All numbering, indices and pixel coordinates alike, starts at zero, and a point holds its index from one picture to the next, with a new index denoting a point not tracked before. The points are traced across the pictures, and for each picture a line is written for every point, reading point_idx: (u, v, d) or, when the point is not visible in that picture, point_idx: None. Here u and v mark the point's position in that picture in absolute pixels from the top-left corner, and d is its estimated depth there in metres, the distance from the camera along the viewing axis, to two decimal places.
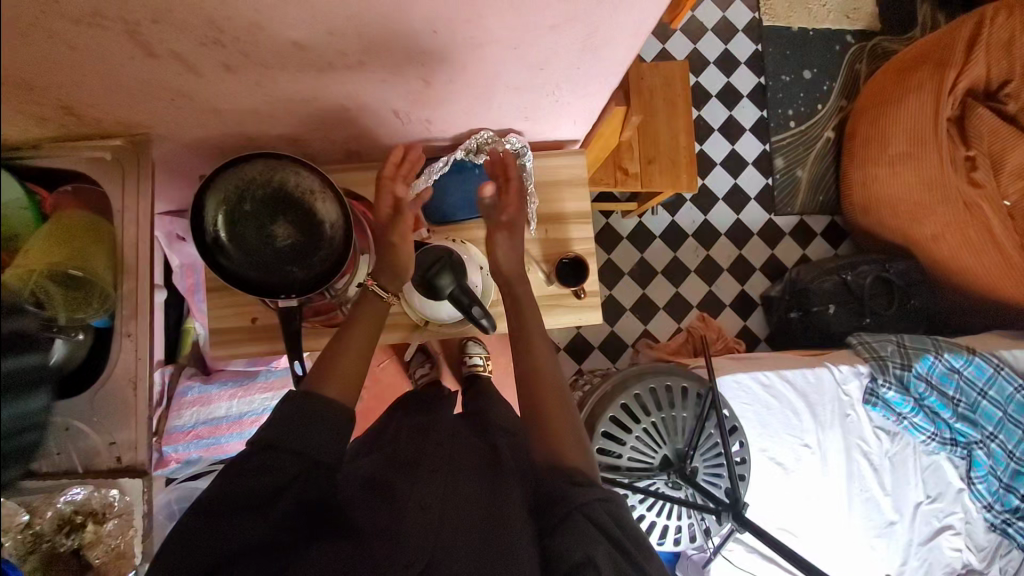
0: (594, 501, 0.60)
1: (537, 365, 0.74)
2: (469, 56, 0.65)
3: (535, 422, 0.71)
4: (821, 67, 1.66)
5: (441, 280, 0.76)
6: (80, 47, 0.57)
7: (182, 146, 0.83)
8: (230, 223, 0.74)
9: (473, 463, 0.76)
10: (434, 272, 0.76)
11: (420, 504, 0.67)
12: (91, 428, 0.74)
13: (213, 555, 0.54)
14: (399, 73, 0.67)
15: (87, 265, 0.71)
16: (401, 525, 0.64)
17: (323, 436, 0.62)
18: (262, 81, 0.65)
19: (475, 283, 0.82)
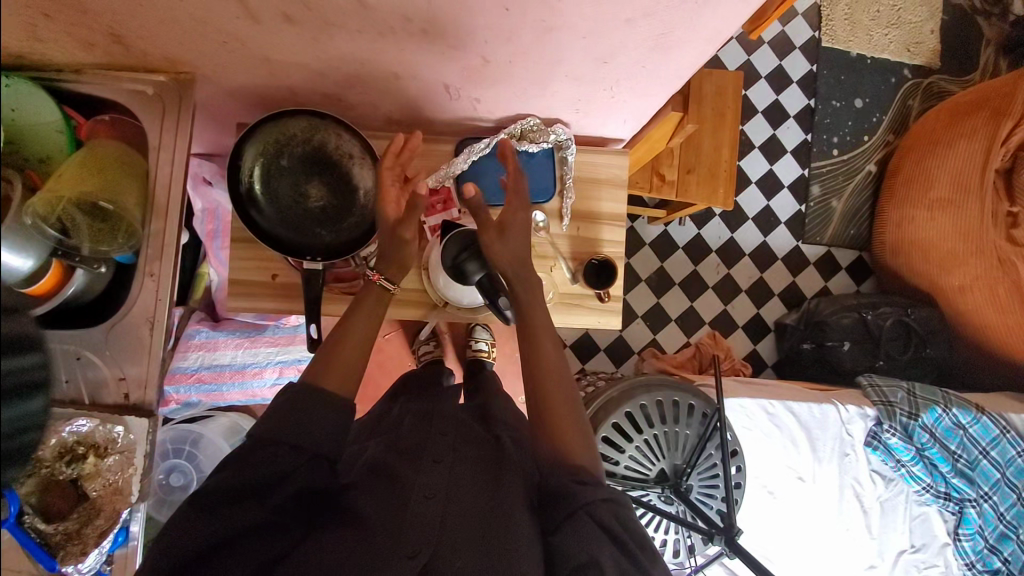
0: (600, 500, 0.60)
1: (549, 377, 0.69)
2: (536, 39, 0.63)
3: (544, 432, 0.67)
4: (874, 97, 1.61)
5: (469, 266, 0.78)
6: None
7: (225, 91, 0.81)
8: (266, 177, 0.73)
9: (476, 455, 0.76)
10: (464, 258, 0.78)
11: (428, 493, 0.68)
12: (102, 360, 0.75)
13: (229, 525, 0.56)
14: (459, 48, 0.65)
15: (118, 198, 0.70)
16: (405, 511, 0.66)
17: (323, 429, 0.63)
18: (319, 36, 0.63)
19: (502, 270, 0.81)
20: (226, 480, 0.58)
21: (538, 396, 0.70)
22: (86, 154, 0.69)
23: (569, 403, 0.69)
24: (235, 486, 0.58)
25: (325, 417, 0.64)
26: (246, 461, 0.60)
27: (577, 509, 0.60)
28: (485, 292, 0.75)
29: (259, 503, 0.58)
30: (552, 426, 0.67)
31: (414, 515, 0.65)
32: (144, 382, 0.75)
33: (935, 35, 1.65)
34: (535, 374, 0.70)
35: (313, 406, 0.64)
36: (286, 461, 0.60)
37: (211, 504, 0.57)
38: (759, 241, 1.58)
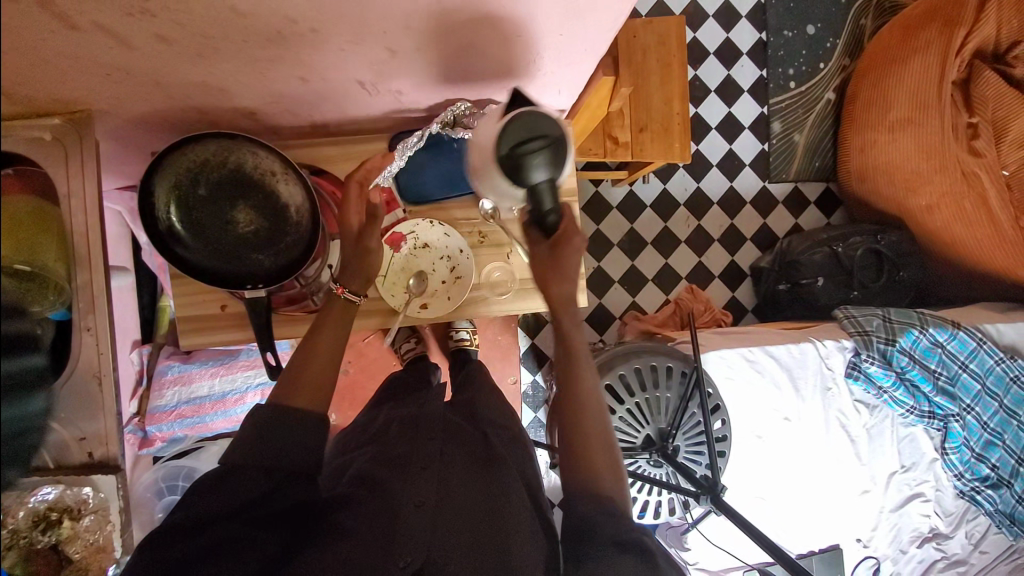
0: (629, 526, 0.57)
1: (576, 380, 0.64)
2: (436, 23, 0.58)
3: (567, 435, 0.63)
4: (826, 21, 1.55)
5: (536, 167, 0.53)
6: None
7: (130, 123, 0.76)
8: (185, 209, 0.69)
9: (460, 456, 0.76)
10: (533, 147, 0.53)
11: (416, 502, 0.67)
12: (55, 424, 0.72)
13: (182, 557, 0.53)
14: (359, 42, 0.60)
15: (36, 258, 0.66)
16: (393, 522, 0.65)
17: (297, 448, 0.60)
18: (204, 53, 0.59)
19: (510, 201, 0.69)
20: (196, 514, 0.54)
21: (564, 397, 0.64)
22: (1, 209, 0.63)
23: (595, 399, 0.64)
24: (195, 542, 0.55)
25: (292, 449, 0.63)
26: None
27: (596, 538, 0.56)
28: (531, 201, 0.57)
29: None
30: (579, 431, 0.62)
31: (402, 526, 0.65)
32: (105, 440, 0.73)
33: None
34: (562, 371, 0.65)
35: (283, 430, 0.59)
36: None
37: (177, 547, 0.54)
38: (726, 187, 1.55)
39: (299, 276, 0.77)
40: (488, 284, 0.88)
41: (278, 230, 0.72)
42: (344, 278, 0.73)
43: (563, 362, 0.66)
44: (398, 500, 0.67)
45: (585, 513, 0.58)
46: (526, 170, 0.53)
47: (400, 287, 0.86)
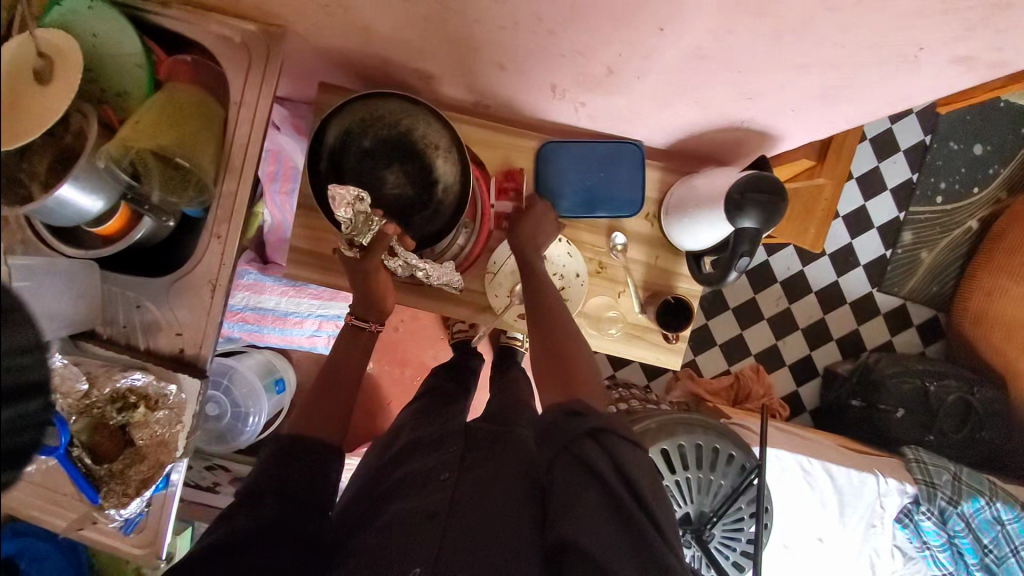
0: (586, 436, 0.57)
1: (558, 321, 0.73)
2: (674, 63, 0.54)
3: (552, 368, 0.69)
4: (997, 146, 1.43)
5: (745, 217, 0.65)
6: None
7: (313, 48, 0.75)
8: (346, 156, 0.70)
9: (482, 437, 0.68)
10: (757, 198, 0.64)
11: (428, 512, 0.58)
12: (161, 312, 0.76)
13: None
14: (587, 54, 0.57)
15: (195, 154, 0.67)
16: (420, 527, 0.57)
17: None
18: (432, 17, 0.57)
19: (704, 236, 0.75)
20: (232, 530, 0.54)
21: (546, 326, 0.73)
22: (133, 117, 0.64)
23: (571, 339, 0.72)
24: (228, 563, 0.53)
25: None
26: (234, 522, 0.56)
27: (565, 446, 0.57)
28: (705, 249, 0.78)
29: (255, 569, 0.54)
30: (566, 361, 0.69)
31: None
32: (203, 335, 0.76)
33: None
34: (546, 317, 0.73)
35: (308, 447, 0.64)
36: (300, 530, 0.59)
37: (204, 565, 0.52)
38: (830, 281, 1.47)
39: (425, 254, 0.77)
40: (593, 317, 0.86)
41: (421, 203, 0.72)
42: (359, 308, 0.80)
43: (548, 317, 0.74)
44: (424, 500, 0.60)
45: (557, 421, 0.61)
46: (739, 216, 0.65)
47: (505, 290, 0.84)
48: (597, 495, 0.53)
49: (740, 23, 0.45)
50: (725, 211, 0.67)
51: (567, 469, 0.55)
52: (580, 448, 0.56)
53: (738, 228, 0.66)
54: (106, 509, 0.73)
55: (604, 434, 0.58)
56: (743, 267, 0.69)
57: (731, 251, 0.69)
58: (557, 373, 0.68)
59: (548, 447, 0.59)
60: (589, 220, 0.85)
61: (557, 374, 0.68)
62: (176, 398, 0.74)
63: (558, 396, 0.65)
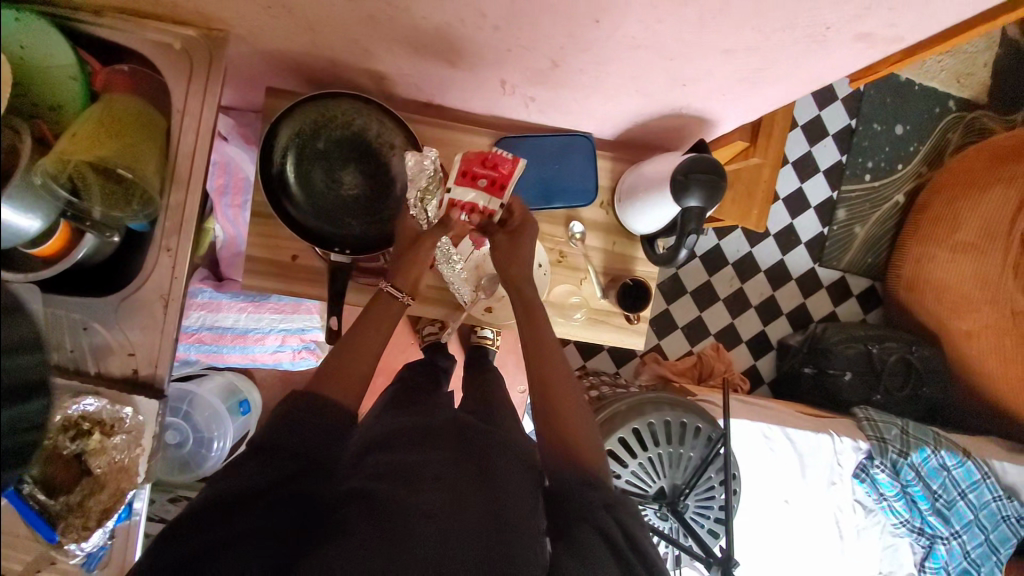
0: (601, 507, 0.60)
1: (558, 368, 0.73)
2: (612, 54, 0.58)
3: (549, 426, 0.70)
4: (915, 126, 1.56)
5: (689, 197, 0.69)
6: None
7: (258, 54, 0.74)
8: (300, 160, 0.71)
9: (480, 442, 0.67)
10: (699, 178, 0.68)
11: (426, 511, 0.55)
12: (109, 332, 0.72)
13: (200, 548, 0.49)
14: (533, 48, 0.59)
15: (138, 165, 0.65)
16: (402, 530, 0.53)
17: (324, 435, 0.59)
18: (379, 17, 0.58)
19: (658, 219, 0.79)
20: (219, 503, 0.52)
21: (543, 379, 0.73)
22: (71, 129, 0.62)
23: (570, 392, 0.73)
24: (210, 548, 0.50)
25: (320, 425, 0.60)
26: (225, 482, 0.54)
27: (577, 514, 0.60)
28: (657, 231, 0.83)
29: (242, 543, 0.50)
30: (555, 408, 0.71)
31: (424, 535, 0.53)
32: (156, 352, 0.73)
33: (986, 67, 1.59)
34: (540, 370, 0.73)
35: (317, 410, 0.60)
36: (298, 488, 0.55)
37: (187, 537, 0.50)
38: (777, 259, 1.56)
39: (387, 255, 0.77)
40: (559, 305, 0.89)
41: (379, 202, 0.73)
42: (394, 274, 0.71)
43: (546, 368, 0.73)
44: (410, 497, 0.56)
45: (571, 485, 0.63)
46: (682, 195, 0.69)
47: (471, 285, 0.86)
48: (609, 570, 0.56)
49: (669, 12, 0.49)
50: (670, 191, 0.70)
51: (585, 538, 0.57)
52: (599, 523, 0.58)
53: (684, 210, 0.71)
54: (65, 545, 0.69)
55: (620, 513, 0.61)
56: (690, 247, 0.73)
57: (680, 231, 0.73)
58: (554, 432, 0.69)
59: (559, 514, 0.61)
60: (547, 211, 0.87)
61: (559, 438, 0.68)
62: (136, 419, 0.71)
63: (558, 456, 0.67)
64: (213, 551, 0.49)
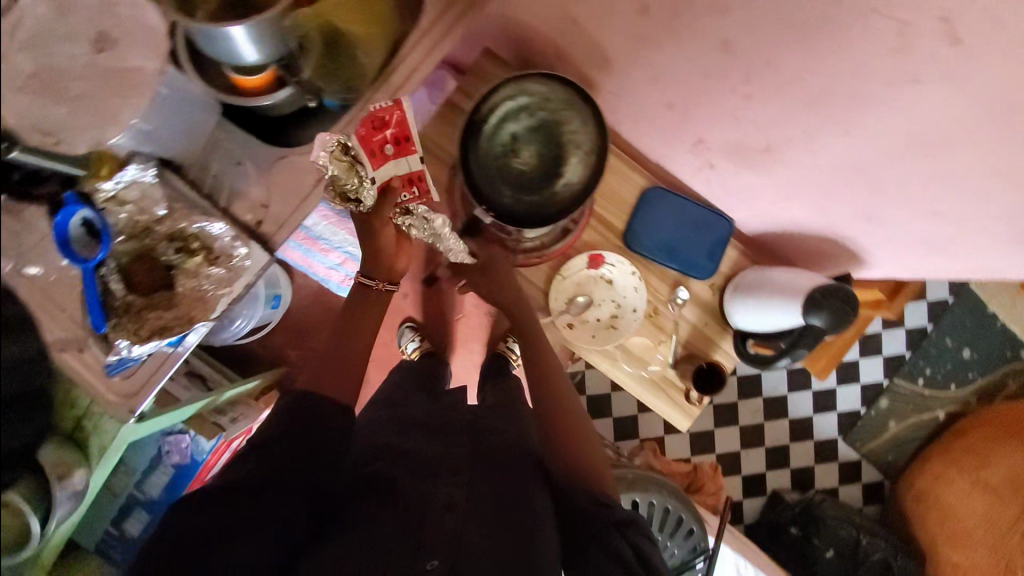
0: (610, 523, 0.70)
1: (567, 419, 0.87)
2: None
3: (557, 457, 0.81)
4: (984, 356, 1.58)
5: (814, 317, 0.72)
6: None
7: (504, 17, 0.83)
8: (499, 120, 0.78)
9: (496, 458, 0.82)
10: (828, 305, 0.71)
11: (446, 504, 0.74)
12: (256, 176, 0.76)
13: (219, 525, 0.63)
14: (754, 119, 0.67)
15: (365, 45, 0.77)
16: (426, 520, 0.71)
17: (324, 428, 0.75)
18: (647, 36, 0.66)
19: (763, 322, 0.81)
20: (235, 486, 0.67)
21: (555, 423, 0.86)
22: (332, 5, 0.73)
23: (581, 431, 0.87)
24: (225, 525, 0.64)
25: (325, 421, 0.76)
26: (244, 470, 0.69)
27: (585, 534, 0.70)
28: (765, 332, 0.82)
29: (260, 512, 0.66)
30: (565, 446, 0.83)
31: (438, 523, 0.71)
32: (279, 215, 0.77)
33: None
34: (559, 420, 0.86)
35: (322, 405, 0.77)
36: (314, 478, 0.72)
37: (207, 512, 0.64)
38: (805, 415, 1.57)
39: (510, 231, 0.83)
40: (630, 352, 0.91)
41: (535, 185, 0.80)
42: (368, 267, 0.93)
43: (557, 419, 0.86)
44: (433, 493, 0.75)
45: (584, 508, 0.73)
46: (811, 315, 0.72)
47: (564, 296, 0.92)
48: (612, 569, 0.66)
49: None
50: (800, 307, 0.74)
51: (592, 559, 0.67)
52: (606, 542, 0.68)
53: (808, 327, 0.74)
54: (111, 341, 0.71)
55: (628, 530, 0.70)
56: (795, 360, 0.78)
57: (793, 341, 0.77)
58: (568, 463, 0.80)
59: (564, 534, 0.73)
60: (661, 266, 0.91)
61: (569, 470, 0.79)
62: (228, 272, 0.75)
63: (564, 483, 0.78)
64: (234, 524, 0.64)
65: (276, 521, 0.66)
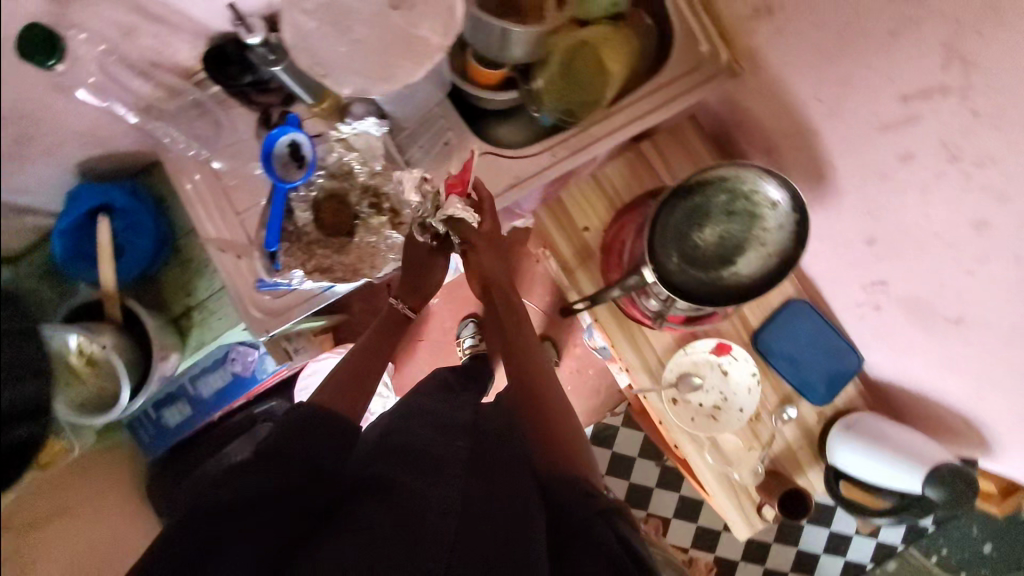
0: (595, 512, 0.67)
1: (570, 429, 0.86)
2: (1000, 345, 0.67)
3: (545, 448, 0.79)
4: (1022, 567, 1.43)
5: (935, 493, 0.75)
6: (891, 38, 0.59)
7: (734, 100, 0.86)
8: (703, 193, 0.79)
9: (491, 458, 0.71)
10: (953, 488, 0.74)
11: (444, 508, 0.61)
12: (458, 161, 0.84)
13: (213, 539, 0.57)
14: (951, 290, 0.69)
15: (600, 79, 0.83)
16: (421, 518, 0.60)
17: (325, 433, 0.69)
18: (881, 179, 0.69)
19: (865, 475, 0.84)
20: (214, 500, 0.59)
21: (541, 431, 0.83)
22: (587, 40, 0.81)
23: (574, 432, 0.85)
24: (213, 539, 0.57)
25: (325, 439, 0.69)
26: (235, 483, 0.62)
27: (575, 521, 0.66)
28: (880, 485, 0.83)
29: (253, 526, 0.59)
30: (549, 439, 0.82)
31: (433, 534, 0.59)
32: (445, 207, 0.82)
33: None
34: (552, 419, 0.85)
35: (317, 421, 0.69)
36: (299, 479, 0.64)
37: (201, 524, 0.58)
38: None
39: (660, 296, 0.85)
40: (720, 446, 0.92)
41: (706, 264, 0.81)
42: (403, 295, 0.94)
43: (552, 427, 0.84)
44: (426, 492, 0.63)
45: (568, 496, 0.70)
46: (934, 492, 0.75)
47: (679, 371, 0.92)
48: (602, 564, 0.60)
49: None
50: (922, 482, 0.76)
51: (579, 553, 0.62)
52: (596, 537, 0.63)
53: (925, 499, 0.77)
54: (273, 259, 0.78)
55: (614, 519, 0.67)
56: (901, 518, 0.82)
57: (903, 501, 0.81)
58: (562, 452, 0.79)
59: (558, 526, 0.66)
60: (779, 377, 0.92)
61: (559, 447, 0.80)
62: (402, 241, 0.85)
63: (555, 455, 0.78)
64: (219, 541, 0.57)
65: (258, 528, 0.59)
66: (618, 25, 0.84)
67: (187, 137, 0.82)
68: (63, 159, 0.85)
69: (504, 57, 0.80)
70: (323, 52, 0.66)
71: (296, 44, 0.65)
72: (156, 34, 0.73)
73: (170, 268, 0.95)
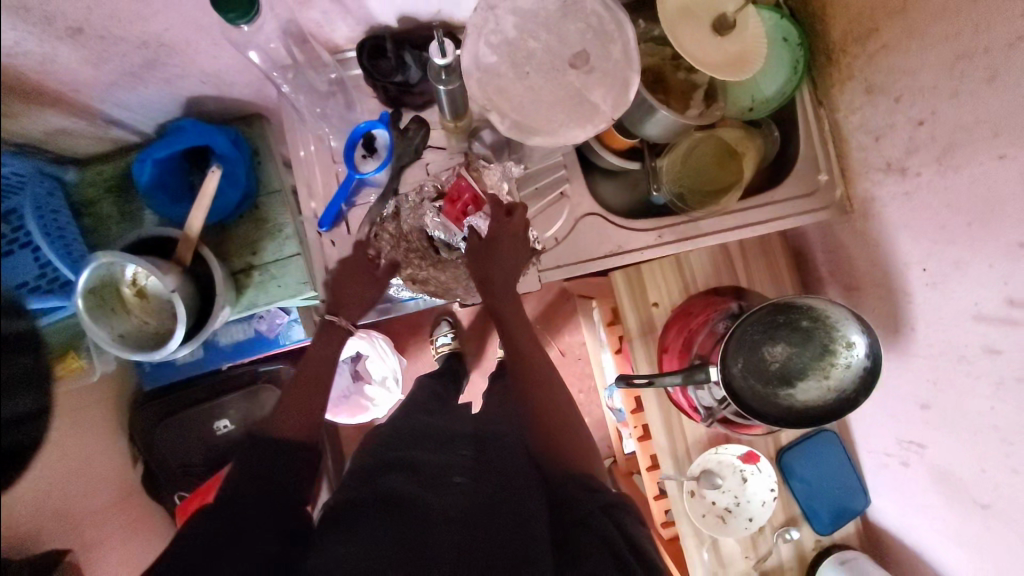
0: (599, 507, 0.70)
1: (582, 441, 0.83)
2: (1007, 538, 0.71)
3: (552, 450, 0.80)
4: None
5: None
6: (1019, 248, 0.61)
7: (835, 231, 0.90)
8: (788, 312, 0.82)
9: (491, 464, 0.77)
10: None
11: (445, 517, 0.67)
12: (568, 215, 0.87)
13: (227, 544, 0.60)
14: (978, 476, 0.73)
15: (719, 175, 0.86)
16: (425, 529, 0.65)
17: (286, 442, 0.76)
18: (951, 357, 0.74)
19: None
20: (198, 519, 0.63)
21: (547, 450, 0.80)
22: (716, 134, 0.85)
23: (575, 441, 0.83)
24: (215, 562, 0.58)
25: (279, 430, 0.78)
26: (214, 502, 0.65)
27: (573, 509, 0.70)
28: None
29: (243, 538, 0.62)
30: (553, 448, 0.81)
31: (439, 534, 0.65)
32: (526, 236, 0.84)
33: None
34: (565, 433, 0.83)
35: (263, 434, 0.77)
36: (271, 493, 0.68)
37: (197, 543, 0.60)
38: None
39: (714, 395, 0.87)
40: (718, 546, 0.95)
41: (766, 378, 0.84)
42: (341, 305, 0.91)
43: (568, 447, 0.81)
44: (432, 506, 0.69)
45: (571, 493, 0.72)
46: None
47: (702, 466, 0.95)
48: (606, 560, 0.63)
49: None
50: None
51: (585, 538, 0.66)
52: (599, 524, 0.67)
53: None
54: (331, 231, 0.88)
55: (618, 514, 0.70)
56: None
57: None
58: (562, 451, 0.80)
59: (557, 519, 0.69)
60: (791, 497, 0.96)
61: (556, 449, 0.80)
62: None
63: (558, 465, 0.77)
64: (214, 553, 0.59)
65: (252, 544, 0.61)
66: (749, 133, 0.87)
67: (313, 110, 0.85)
68: (178, 90, 0.83)
69: (640, 132, 0.83)
70: (494, 89, 0.69)
71: (475, 72, 0.68)
72: (326, 10, 0.74)
73: (244, 222, 0.91)
